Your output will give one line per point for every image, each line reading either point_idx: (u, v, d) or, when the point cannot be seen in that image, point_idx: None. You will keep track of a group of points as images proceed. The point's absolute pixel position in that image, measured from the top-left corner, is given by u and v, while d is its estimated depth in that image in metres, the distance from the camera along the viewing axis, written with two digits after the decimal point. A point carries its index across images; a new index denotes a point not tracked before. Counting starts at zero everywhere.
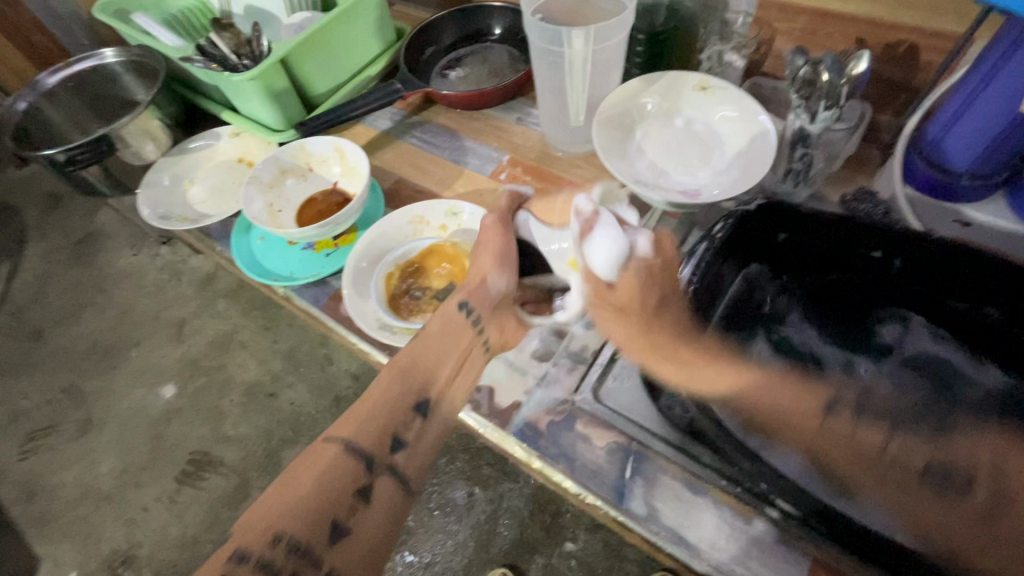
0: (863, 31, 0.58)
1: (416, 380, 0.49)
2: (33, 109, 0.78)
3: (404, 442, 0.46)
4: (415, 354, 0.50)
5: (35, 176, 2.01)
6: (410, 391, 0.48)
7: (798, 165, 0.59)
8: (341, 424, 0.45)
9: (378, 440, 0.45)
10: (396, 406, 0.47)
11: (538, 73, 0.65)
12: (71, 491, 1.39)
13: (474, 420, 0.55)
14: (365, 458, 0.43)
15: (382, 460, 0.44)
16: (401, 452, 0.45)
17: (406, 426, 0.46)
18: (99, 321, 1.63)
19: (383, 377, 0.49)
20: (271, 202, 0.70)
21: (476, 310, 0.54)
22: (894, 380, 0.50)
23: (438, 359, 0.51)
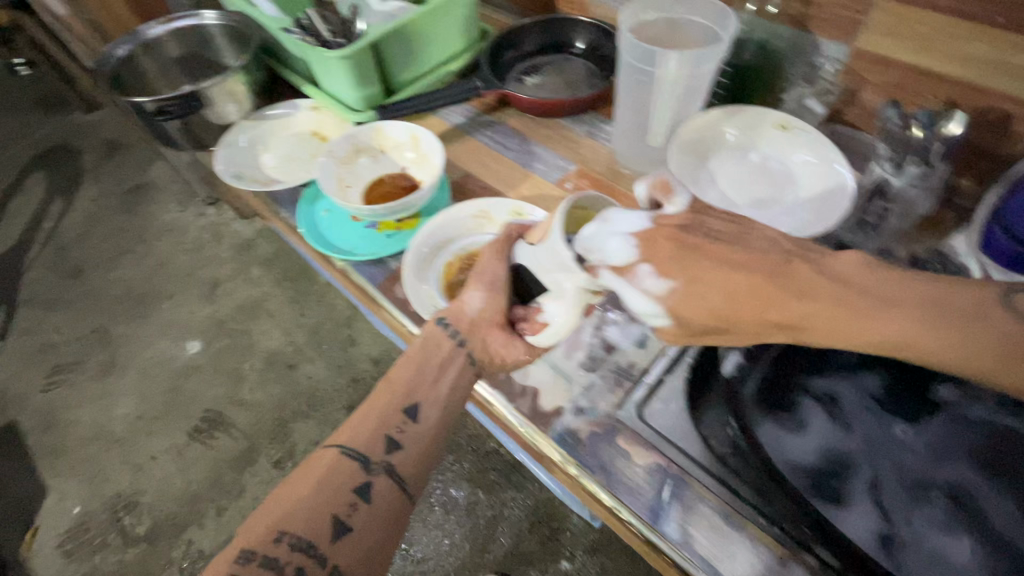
0: (956, 94, 0.57)
1: (409, 385, 0.47)
2: (130, 57, 0.81)
3: (400, 443, 0.44)
4: (406, 367, 0.49)
5: (99, 123, 2.09)
6: (403, 392, 0.47)
7: (872, 217, 0.59)
8: (339, 430, 0.46)
9: (372, 441, 0.44)
10: (388, 410, 0.46)
11: (624, 89, 0.66)
12: (84, 428, 1.41)
13: (513, 416, 0.55)
14: (362, 459, 0.43)
15: (378, 459, 0.43)
16: (398, 452, 0.44)
17: (399, 428, 0.45)
18: (139, 269, 1.68)
19: (377, 389, 0.48)
20: (342, 175, 0.72)
21: (454, 324, 0.51)
22: (937, 446, 0.45)
23: (430, 365, 0.49)
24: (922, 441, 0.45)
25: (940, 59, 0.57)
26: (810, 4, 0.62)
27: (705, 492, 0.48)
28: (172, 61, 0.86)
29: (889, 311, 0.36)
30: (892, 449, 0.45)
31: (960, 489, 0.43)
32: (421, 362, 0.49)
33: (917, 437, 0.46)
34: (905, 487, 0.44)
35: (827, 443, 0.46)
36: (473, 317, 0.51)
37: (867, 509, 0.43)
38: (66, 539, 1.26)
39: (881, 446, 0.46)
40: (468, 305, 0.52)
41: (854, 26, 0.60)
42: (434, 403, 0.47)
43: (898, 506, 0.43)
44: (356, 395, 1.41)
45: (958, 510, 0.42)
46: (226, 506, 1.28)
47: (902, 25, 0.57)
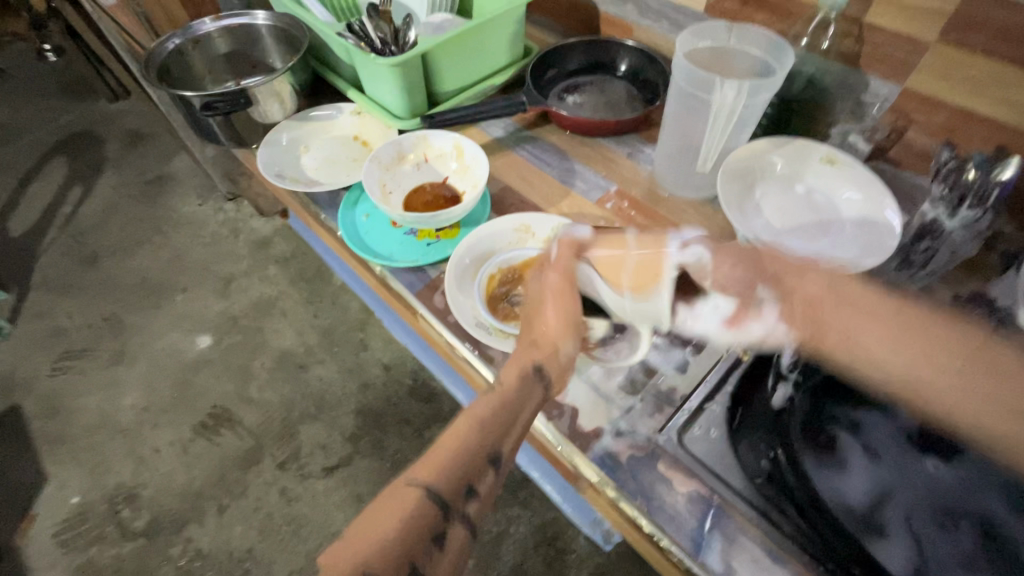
0: (1007, 139, 0.58)
1: (496, 430, 0.44)
2: (179, 51, 0.82)
3: (478, 492, 0.42)
4: (496, 407, 0.45)
5: (124, 113, 2.11)
6: (490, 437, 0.44)
7: (918, 257, 0.59)
8: (419, 464, 0.42)
9: (455, 488, 0.41)
10: (475, 453, 0.43)
11: (674, 115, 0.67)
12: (88, 416, 1.39)
13: (550, 433, 0.55)
14: (443, 506, 0.40)
15: (457, 508, 0.41)
16: (474, 502, 0.42)
17: (480, 478, 0.43)
18: (155, 259, 1.68)
19: (460, 422, 0.44)
20: (384, 182, 0.72)
21: (548, 373, 0.48)
22: (962, 481, 0.49)
23: (514, 408, 0.46)
24: (949, 477, 0.49)
25: (992, 104, 0.57)
26: (862, 42, 0.63)
27: (749, 525, 0.47)
28: (219, 58, 0.86)
29: (862, 337, 0.41)
30: (918, 485, 0.49)
31: (988, 524, 0.47)
32: (513, 396, 0.46)
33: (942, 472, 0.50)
34: (931, 520, 0.48)
35: (864, 476, 0.50)
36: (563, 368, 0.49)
37: (905, 541, 0.46)
38: (63, 529, 1.24)
39: (913, 478, 0.50)
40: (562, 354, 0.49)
41: (907, 66, 0.61)
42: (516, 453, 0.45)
43: (925, 536, 0.47)
44: (366, 400, 1.39)
45: (980, 545, 0.46)
46: (228, 505, 1.26)
47: (957, 68, 0.58)
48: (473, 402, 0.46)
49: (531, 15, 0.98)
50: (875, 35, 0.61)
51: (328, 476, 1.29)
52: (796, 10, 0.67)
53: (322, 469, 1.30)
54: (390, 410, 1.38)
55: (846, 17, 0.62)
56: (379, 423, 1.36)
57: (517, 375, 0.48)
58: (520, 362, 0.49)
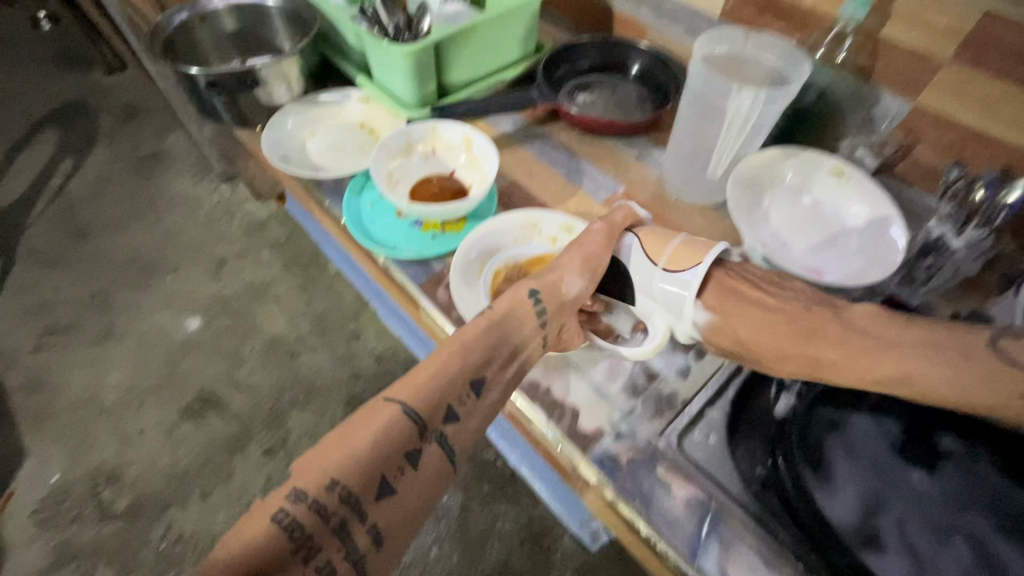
0: (1013, 161, 0.59)
1: (476, 358, 0.48)
2: (186, 25, 0.81)
3: (457, 416, 0.46)
4: (480, 333, 0.50)
5: (120, 86, 2.06)
6: (471, 364, 0.48)
7: (921, 274, 0.59)
8: (399, 384, 0.46)
9: (433, 408, 0.45)
10: (455, 379, 0.47)
11: (687, 118, 0.66)
12: (72, 393, 1.37)
13: (551, 433, 0.55)
14: (420, 424, 0.44)
15: (434, 427, 0.44)
16: (452, 424, 0.46)
17: (460, 401, 0.46)
18: (147, 237, 1.65)
19: (443, 349, 0.48)
20: (391, 171, 0.71)
21: (545, 302, 0.54)
22: (953, 492, 0.46)
23: (498, 340, 0.50)
24: (940, 489, 0.46)
25: (1002, 126, 0.58)
26: (878, 57, 0.63)
27: (746, 532, 0.47)
28: (225, 36, 0.85)
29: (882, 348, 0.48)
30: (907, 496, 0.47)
31: (977, 539, 0.44)
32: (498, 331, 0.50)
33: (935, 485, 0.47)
34: (921, 534, 0.45)
35: (851, 484, 0.47)
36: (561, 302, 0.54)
37: (894, 558, 0.44)
38: (41, 507, 1.22)
39: (902, 488, 0.47)
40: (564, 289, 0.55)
41: (921, 83, 0.61)
42: (498, 383, 0.49)
43: (914, 552, 0.44)
44: (356, 389, 1.38)
45: (975, 562, 0.43)
46: (212, 489, 1.24)
47: (970, 87, 0.58)
48: (460, 329, 0.51)
49: (544, 11, 0.98)
50: (891, 51, 0.62)
51: None
52: (813, 21, 0.67)
53: None
54: None
55: (863, 31, 0.63)
56: None
57: (511, 302, 0.53)
58: (517, 294, 0.54)
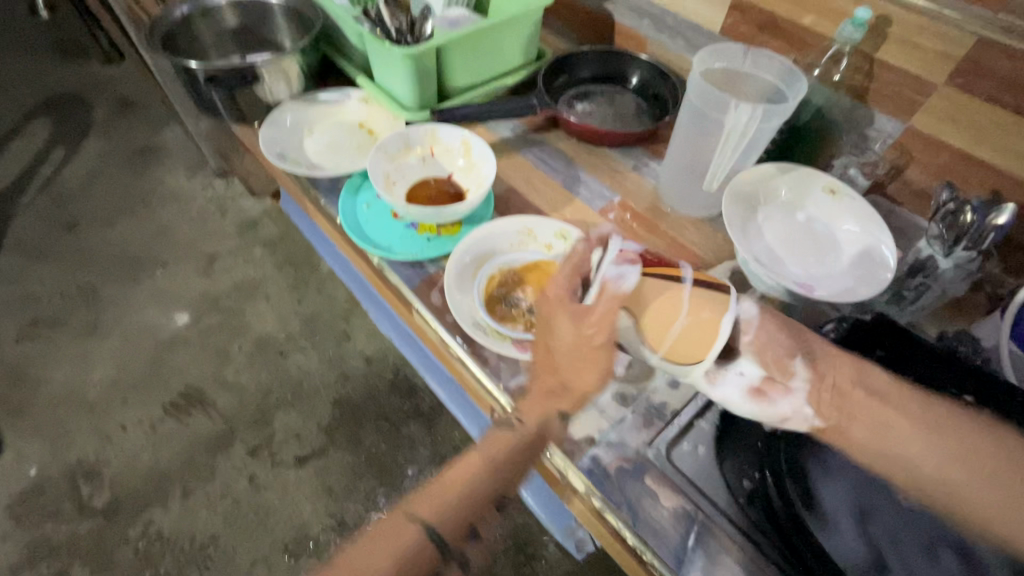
0: (1002, 184, 0.60)
1: (505, 478, 0.49)
2: (186, 19, 0.81)
3: (477, 534, 0.48)
4: (510, 451, 0.50)
5: (116, 79, 2.05)
6: (496, 484, 0.49)
7: (910, 292, 0.60)
8: (428, 496, 0.47)
9: (459, 528, 0.47)
10: (478, 500, 0.48)
11: (684, 132, 0.67)
12: (54, 388, 1.34)
13: (540, 440, 0.54)
14: (442, 545, 0.46)
15: (456, 550, 0.46)
16: (473, 543, 0.48)
17: (481, 521, 0.48)
18: (138, 231, 1.63)
19: (471, 462, 0.49)
20: (388, 172, 0.71)
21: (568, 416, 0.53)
22: None
23: (522, 456, 0.50)
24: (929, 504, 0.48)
25: (992, 150, 0.59)
26: (872, 78, 0.64)
27: (731, 544, 0.47)
28: (226, 31, 0.84)
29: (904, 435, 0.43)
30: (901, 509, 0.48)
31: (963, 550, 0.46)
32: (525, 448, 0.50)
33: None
34: (916, 546, 0.46)
35: (846, 500, 0.48)
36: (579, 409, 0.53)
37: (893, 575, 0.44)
38: (18, 502, 1.19)
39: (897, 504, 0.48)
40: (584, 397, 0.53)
41: (913, 106, 0.62)
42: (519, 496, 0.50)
43: (912, 567, 0.45)
44: (345, 391, 1.37)
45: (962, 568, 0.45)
46: (194, 488, 1.22)
47: (962, 112, 0.59)
48: (484, 441, 0.50)
49: (547, 20, 0.98)
50: (885, 72, 0.63)
51: (301, 466, 1.26)
52: (810, 40, 0.68)
53: (295, 459, 1.27)
54: (369, 403, 1.36)
55: (859, 52, 0.63)
56: (357, 416, 1.34)
57: (539, 417, 0.52)
58: (544, 409, 0.52)
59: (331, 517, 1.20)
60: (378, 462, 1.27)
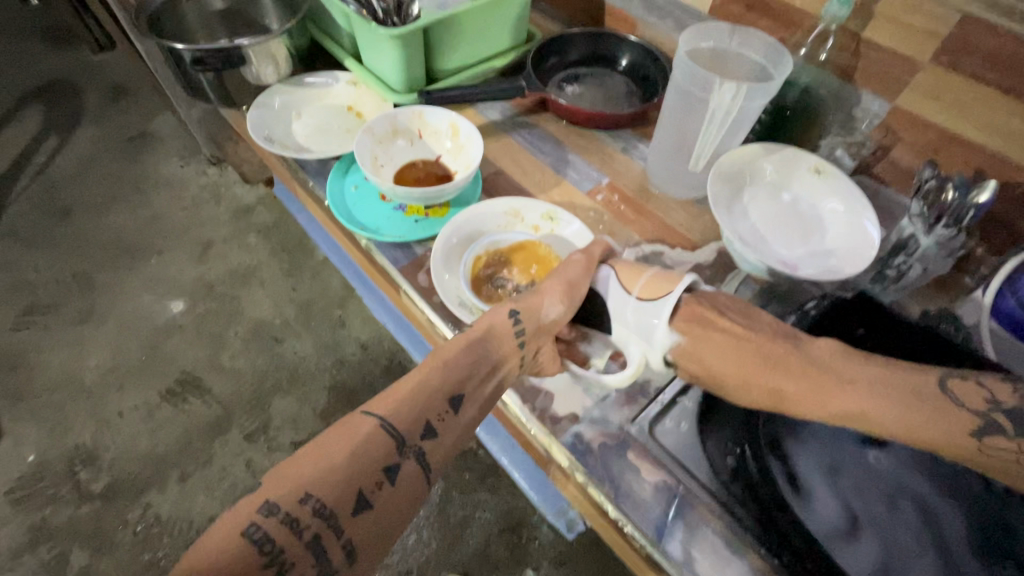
0: (985, 163, 0.60)
1: (459, 374, 0.49)
2: (173, 1, 0.79)
3: (436, 431, 0.47)
4: (464, 350, 0.50)
5: (107, 65, 2.03)
6: (452, 380, 0.49)
7: (893, 271, 0.60)
8: (379, 399, 0.47)
9: (412, 424, 0.46)
10: (434, 394, 0.48)
11: (670, 112, 0.67)
12: (51, 374, 1.35)
13: (524, 416, 0.55)
14: (397, 438, 0.45)
15: (412, 442, 0.45)
16: (430, 440, 0.46)
17: (439, 417, 0.47)
18: (131, 219, 1.63)
19: (423, 366, 0.49)
20: (375, 155, 0.71)
21: (525, 323, 0.53)
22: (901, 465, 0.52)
23: (479, 359, 0.51)
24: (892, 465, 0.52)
25: (976, 129, 0.59)
26: (859, 57, 0.64)
27: (710, 517, 0.48)
28: (213, 13, 0.84)
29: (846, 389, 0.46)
30: (861, 474, 0.51)
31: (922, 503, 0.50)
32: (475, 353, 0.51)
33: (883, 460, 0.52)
34: (879, 506, 0.50)
35: (812, 461, 0.51)
36: (541, 326, 0.54)
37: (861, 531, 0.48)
38: (17, 486, 1.20)
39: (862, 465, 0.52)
40: (544, 315, 0.55)
41: (899, 84, 0.62)
42: (479, 399, 0.50)
43: (880, 523, 0.49)
44: (340, 377, 1.38)
45: (921, 519, 0.49)
46: (192, 473, 1.24)
47: (946, 91, 0.59)
48: (441, 349, 0.51)
49: (537, 2, 0.98)
50: (872, 51, 0.63)
51: (297, 451, 1.27)
52: (798, 20, 0.68)
53: (291, 443, 1.28)
54: (364, 389, 1.37)
55: (846, 31, 0.63)
56: (352, 401, 1.35)
57: (493, 326, 0.53)
58: (497, 315, 0.53)
59: None
60: None
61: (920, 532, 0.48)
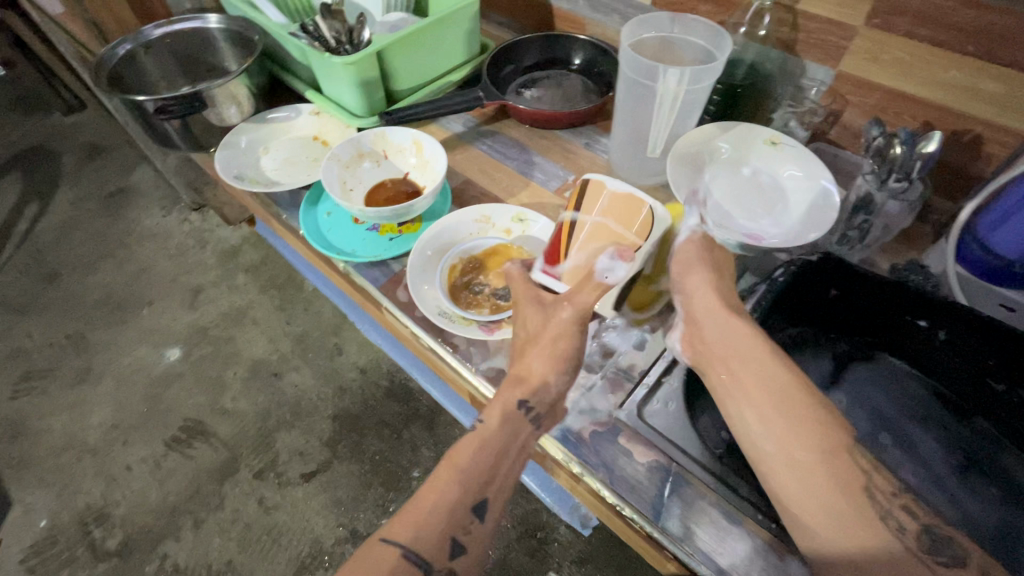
0: (932, 116, 0.62)
1: (478, 476, 0.47)
2: (131, 56, 0.81)
3: (463, 547, 0.45)
4: (476, 453, 0.48)
5: (80, 126, 2.05)
6: (472, 486, 0.47)
7: (855, 231, 0.62)
8: (397, 524, 0.45)
9: (437, 544, 0.44)
10: (455, 508, 0.45)
11: (623, 103, 0.69)
12: (55, 438, 1.35)
13: (556, 446, 0.54)
14: (425, 564, 0.43)
15: (440, 566, 0.43)
16: (459, 557, 0.45)
17: (464, 530, 0.45)
18: (119, 274, 1.64)
19: (440, 476, 0.47)
20: (344, 179, 0.72)
21: (536, 408, 0.51)
22: (853, 400, 0.59)
23: (497, 453, 0.49)
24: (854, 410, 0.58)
25: (918, 84, 0.61)
26: (798, 29, 0.66)
27: (705, 489, 0.49)
28: (172, 63, 0.86)
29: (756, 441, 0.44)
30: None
31: (889, 428, 0.56)
32: (490, 443, 0.49)
33: (849, 403, 0.59)
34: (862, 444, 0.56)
35: None
36: (553, 401, 0.52)
37: None
38: (31, 553, 1.20)
39: None
40: (550, 388, 0.52)
41: (840, 50, 0.64)
42: (503, 493, 0.48)
43: None
44: (343, 404, 1.38)
45: (895, 442, 0.56)
46: (205, 518, 1.23)
47: (883, 51, 0.61)
48: (453, 453, 0.49)
49: (488, 14, 1.00)
50: (808, 22, 0.65)
51: (307, 483, 1.27)
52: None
53: (301, 475, 1.29)
54: (368, 413, 1.37)
55: (780, 6, 0.66)
56: (357, 426, 1.35)
57: (501, 415, 0.51)
58: (506, 404, 0.51)
59: (343, 528, 1.21)
60: (383, 470, 1.29)
61: (904, 455, 0.55)
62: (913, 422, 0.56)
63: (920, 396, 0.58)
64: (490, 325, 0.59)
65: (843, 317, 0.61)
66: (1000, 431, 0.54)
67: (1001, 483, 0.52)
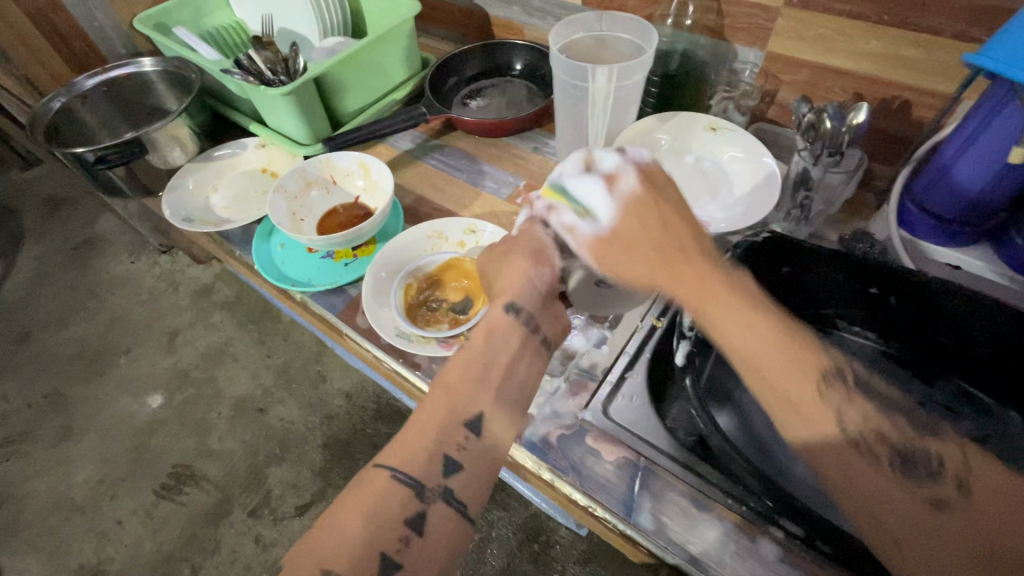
0: (861, 87, 0.63)
1: (466, 391, 0.46)
2: (67, 109, 0.81)
3: (457, 465, 0.43)
4: (468, 366, 0.47)
5: (38, 180, 2.01)
6: (458, 403, 0.45)
7: (798, 208, 0.63)
8: (390, 448, 0.44)
9: (428, 465, 0.42)
10: (445, 425, 0.44)
11: (561, 105, 0.70)
12: (42, 500, 1.32)
13: (529, 457, 0.54)
14: (415, 485, 0.41)
15: (433, 485, 0.41)
16: (455, 477, 0.43)
17: (459, 446, 0.44)
18: (91, 326, 1.61)
19: (432, 395, 0.46)
20: (295, 210, 0.72)
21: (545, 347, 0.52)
22: None
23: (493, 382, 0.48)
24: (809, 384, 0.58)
25: (843, 57, 0.62)
26: (723, 15, 0.67)
27: (674, 480, 0.49)
28: (111, 111, 0.86)
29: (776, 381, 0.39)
30: None
31: None
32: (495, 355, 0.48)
33: None
34: None
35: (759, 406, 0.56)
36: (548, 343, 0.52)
37: None
38: None
39: None
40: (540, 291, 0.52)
41: (765, 32, 0.65)
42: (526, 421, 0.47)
43: None
44: (331, 431, 1.37)
45: (862, 399, 0.56)
46: (202, 563, 1.21)
47: (805, 28, 0.62)
48: (444, 371, 0.48)
49: (428, 28, 1.01)
50: (732, 8, 0.66)
51: (303, 515, 1.26)
52: None
53: (295, 509, 1.27)
54: (357, 438, 1.36)
55: None
56: (347, 452, 1.33)
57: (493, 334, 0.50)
58: (496, 317, 0.50)
59: None
60: None
61: None
62: (880, 381, 0.57)
63: (878, 358, 0.58)
64: (448, 340, 0.59)
65: (796, 294, 0.61)
66: (958, 378, 0.55)
67: (971, 419, 0.53)
